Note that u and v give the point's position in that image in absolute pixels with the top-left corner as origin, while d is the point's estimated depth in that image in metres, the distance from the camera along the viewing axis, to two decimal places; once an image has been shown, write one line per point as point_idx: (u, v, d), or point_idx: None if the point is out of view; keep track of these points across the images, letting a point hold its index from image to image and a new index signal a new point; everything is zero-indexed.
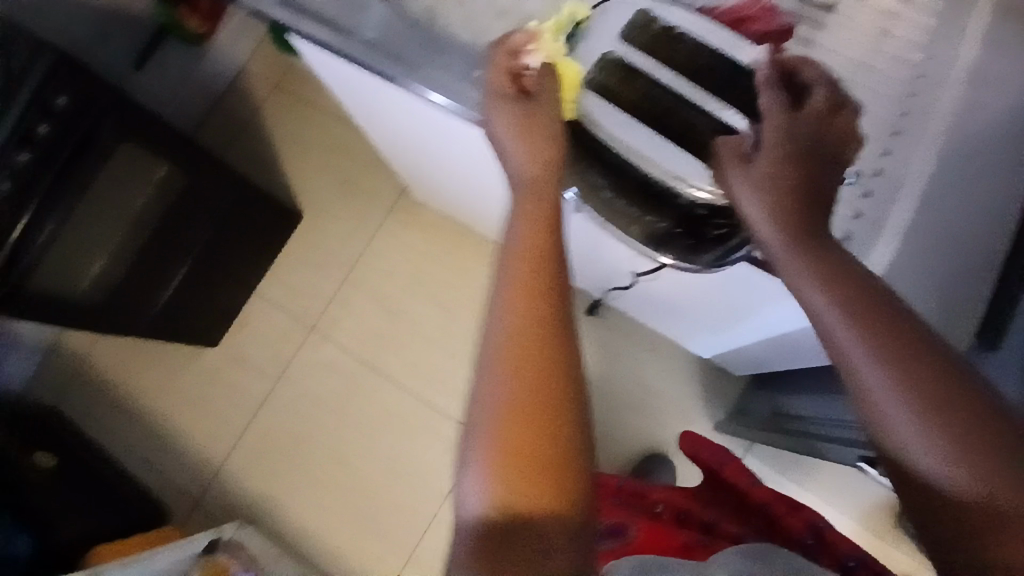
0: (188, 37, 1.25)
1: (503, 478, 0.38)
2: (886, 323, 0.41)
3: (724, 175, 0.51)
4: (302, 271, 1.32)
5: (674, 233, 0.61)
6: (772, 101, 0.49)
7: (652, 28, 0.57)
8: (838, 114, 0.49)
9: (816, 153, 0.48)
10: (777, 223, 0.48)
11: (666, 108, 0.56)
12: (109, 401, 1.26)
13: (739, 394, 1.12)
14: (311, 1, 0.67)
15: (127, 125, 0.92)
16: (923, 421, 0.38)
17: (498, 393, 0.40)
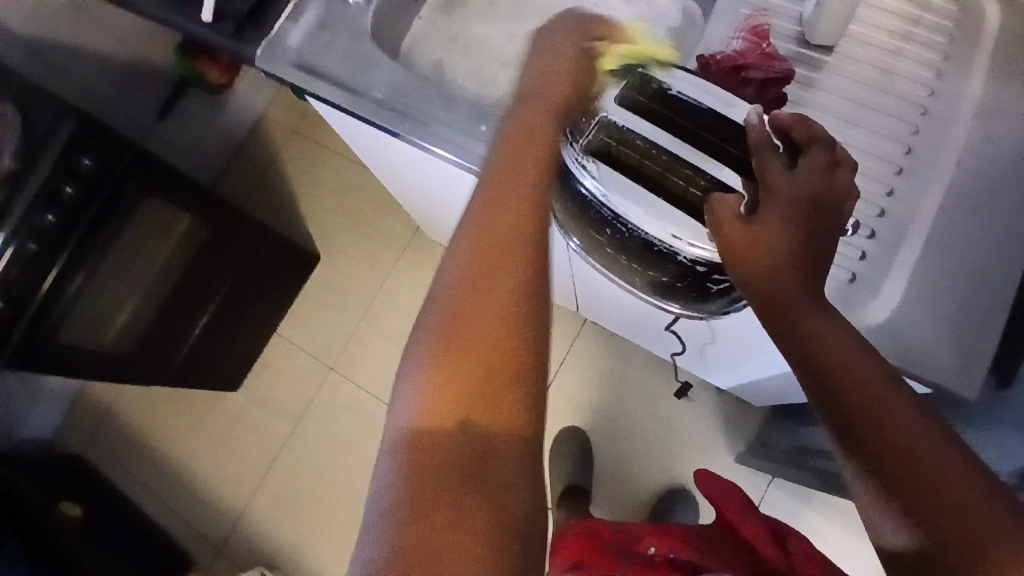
0: (208, 89, 1.30)
1: (437, 393, 0.37)
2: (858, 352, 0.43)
3: (720, 226, 0.48)
4: (321, 313, 1.34)
5: (676, 286, 0.60)
6: (767, 158, 0.48)
7: (649, 88, 0.55)
8: (837, 171, 0.47)
9: (821, 210, 0.46)
10: (781, 282, 0.45)
11: (663, 166, 0.53)
12: (137, 449, 1.32)
13: (757, 426, 1.17)
14: (326, 66, 0.70)
15: (150, 181, 0.96)
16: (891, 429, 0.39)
17: (454, 304, 0.39)
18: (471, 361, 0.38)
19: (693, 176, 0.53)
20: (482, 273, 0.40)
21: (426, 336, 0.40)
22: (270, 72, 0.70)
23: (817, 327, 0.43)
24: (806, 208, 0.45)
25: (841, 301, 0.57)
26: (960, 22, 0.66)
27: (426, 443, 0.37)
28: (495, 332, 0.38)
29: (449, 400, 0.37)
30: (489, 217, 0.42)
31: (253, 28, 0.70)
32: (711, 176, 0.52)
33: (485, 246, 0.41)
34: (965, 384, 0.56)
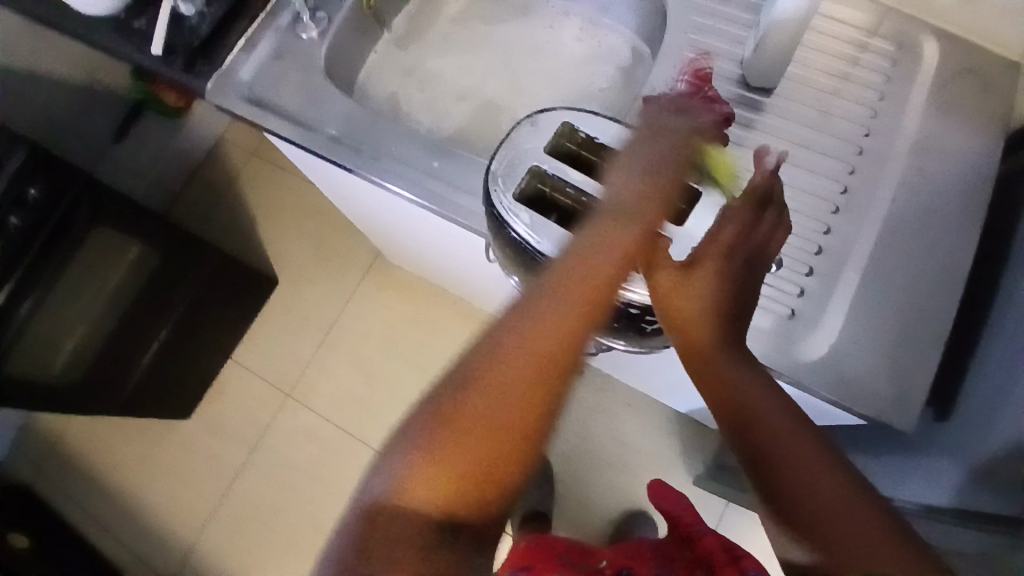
0: (165, 110, 1.28)
1: (431, 477, 0.40)
2: (762, 384, 0.47)
3: (653, 269, 0.48)
4: (279, 337, 1.32)
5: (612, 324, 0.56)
6: (736, 209, 0.49)
7: (575, 137, 0.57)
8: (775, 235, 0.50)
9: (754, 272, 0.49)
10: (711, 323, 0.47)
11: (596, 214, 0.55)
12: (85, 480, 1.28)
13: (714, 448, 1.19)
14: (278, 98, 0.70)
15: (101, 207, 0.94)
16: (790, 442, 0.44)
17: (474, 395, 0.42)
18: (471, 450, 0.41)
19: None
20: (517, 376, 0.42)
21: (426, 410, 0.42)
22: (220, 105, 0.69)
23: (730, 370, 0.47)
24: (740, 269, 0.48)
25: (781, 335, 0.59)
26: (897, 60, 0.68)
27: (414, 514, 0.40)
28: (508, 426, 0.41)
29: (447, 480, 0.40)
30: (540, 323, 0.43)
31: (205, 61, 0.70)
32: None
33: (536, 348, 0.43)
34: (903, 417, 0.58)
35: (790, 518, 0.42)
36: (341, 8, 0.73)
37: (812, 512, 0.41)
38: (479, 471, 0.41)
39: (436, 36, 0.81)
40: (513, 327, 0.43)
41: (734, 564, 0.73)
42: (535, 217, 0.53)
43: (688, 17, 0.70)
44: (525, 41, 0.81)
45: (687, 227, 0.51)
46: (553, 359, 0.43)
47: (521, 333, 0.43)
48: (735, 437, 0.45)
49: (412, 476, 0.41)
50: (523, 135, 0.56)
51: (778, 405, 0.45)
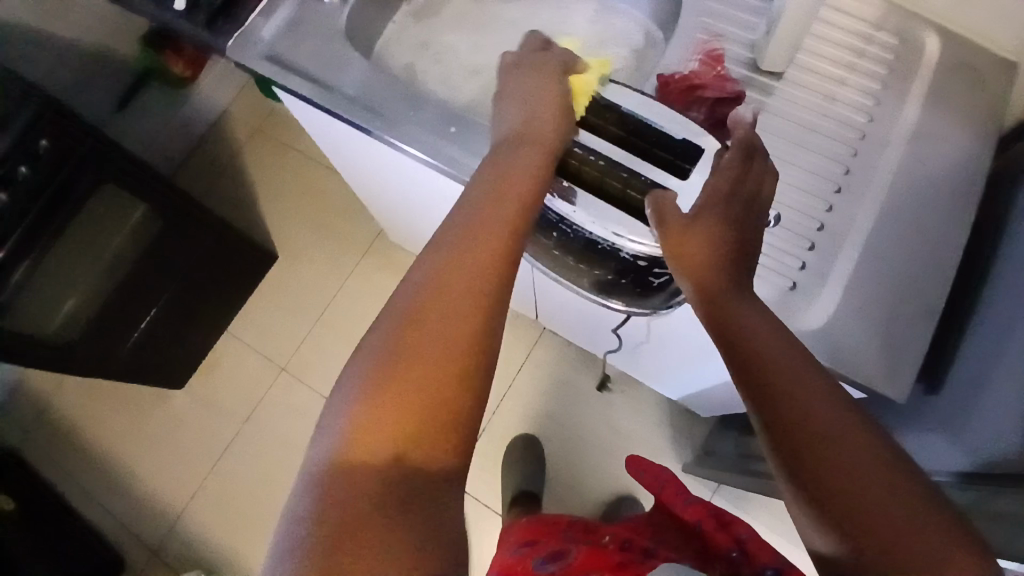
0: (170, 79, 1.28)
1: (376, 413, 0.39)
2: (775, 336, 0.47)
3: (662, 220, 0.51)
4: (275, 312, 1.32)
5: (620, 282, 0.63)
6: (729, 156, 0.52)
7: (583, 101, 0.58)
8: (765, 179, 0.53)
9: (751, 217, 0.51)
10: (716, 270, 0.49)
11: (601, 172, 0.56)
12: (72, 444, 1.27)
13: (703, 436, 1.21)
14: (297, 58, 0.71)
15: (109, 170, 0.94)
16: (804, 394, 0.43)
17: (405, 332, 0.41)
18: (416, 381, 0.40)
19: (631, 177, 0.56)
20: (444, 292, 0.42)
21: (364, 356, 0.41)
22: (240, 63, 0.70)
23: (745, 320, 0.47)
24: (739, 210, 0.51)
25: (781, 305, 0.61)
26: (899, 53, 0.71)
27: (358, 456, 0.38)
28: (444, 351, 0.40)
29: (394, 414, 0.39)
30: (464, 256, 0.44)
31: (226, 18, 0.71)
32: (646, 177, 0.55)
33: (463, 281, 0.43)
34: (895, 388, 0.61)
35: (800, 467, 0.41)
36: None
37: (833, 472, 0.40)
38: (433, 400, 0.39)
39: (453, 11, 0.83)
40: (442, 264, 0.44)
41: (725, 530, 0.75)
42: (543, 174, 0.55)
43: (702, 4, 0.72)
44: (541, 20, 0.83)
45: (690, 181, 0.54)
46: (478, 297, 0.43)
47: (447, 267, 0.44)
48: (746, 384, 0.45)
49: (360, 416, 0.39)
50: None
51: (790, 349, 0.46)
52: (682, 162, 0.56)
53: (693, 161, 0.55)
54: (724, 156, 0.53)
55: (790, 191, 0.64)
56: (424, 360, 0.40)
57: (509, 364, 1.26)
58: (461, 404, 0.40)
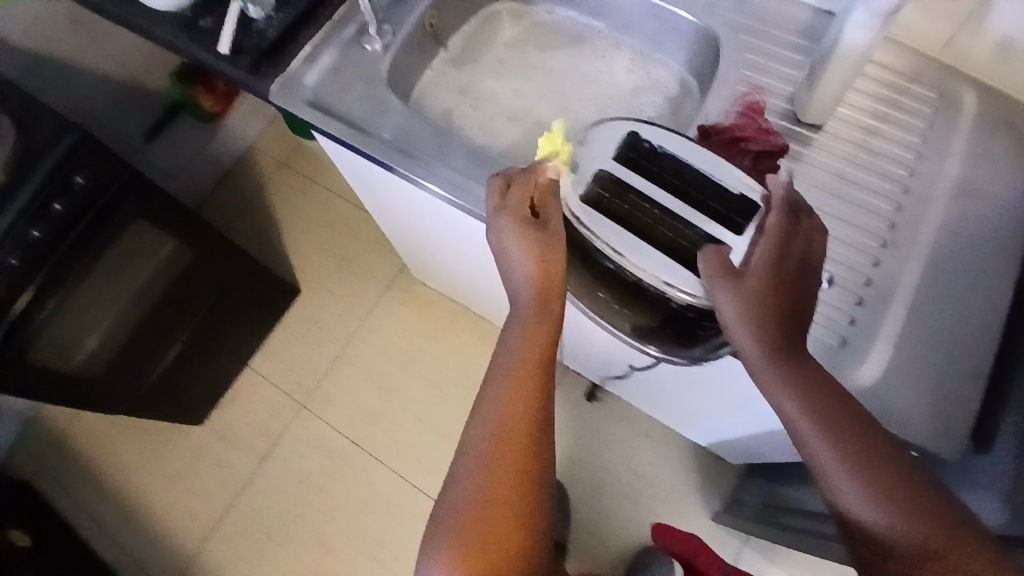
0: (200, 114, 1.30)
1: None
2: (828, 395, 0.47)
3: (712, 278, 0.50)
4: (296, 348, 1.32)
5: (662, 328, 0.57)
6: (772, 220, 0.51)
7: (639, 147, 0.58)
8: (816, 236, 0.50)
9: (805, 274, 0.49)
10: (763, 335, 0.47)
11: (654, 218, 0.56)
12: (87, 478, 1.25)
13: (730, 483, 1.18)
14: (339, 104, 0.72)
15: (144, 204, 0.94)
16: (857, 456, 0.44)
17: (466, 541, 0.45)
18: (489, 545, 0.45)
19: (683, 228, 0.55)
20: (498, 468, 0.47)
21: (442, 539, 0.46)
22: (283, 108, 0.71)
23: (800, 380, 0.47)
24: (793, 271, 0.49)
25: (830, 362, 0.61)
26: (939, 107, 0.71)
27: None
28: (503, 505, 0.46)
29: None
30: (492, 459, 0.47)
31: (270, 64, 0.71)
32: (700, 230, 0.54)
33: (498, 477, 0.47)
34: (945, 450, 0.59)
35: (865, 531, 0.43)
36: (403, 24, 0.76)
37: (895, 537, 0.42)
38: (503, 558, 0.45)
39: (491, 60, 0.85)
40: (472, 467, 0.47)
41: None
42: (598, 216, 0.55)
43: (740, 55, 0.71)
44: (579, 68, 0.83)
45: (745, 236, 0.53)
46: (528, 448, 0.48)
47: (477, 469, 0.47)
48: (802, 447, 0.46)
49: None
50: (588, 148, 0.58)
51: (844, 408, 0.46)
52: (735, 218, 0.55)
53: (748, 216, 0.55)
54: (769, 218, 0.51)
55: (836, 246, 0.64)
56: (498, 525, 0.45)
57: None
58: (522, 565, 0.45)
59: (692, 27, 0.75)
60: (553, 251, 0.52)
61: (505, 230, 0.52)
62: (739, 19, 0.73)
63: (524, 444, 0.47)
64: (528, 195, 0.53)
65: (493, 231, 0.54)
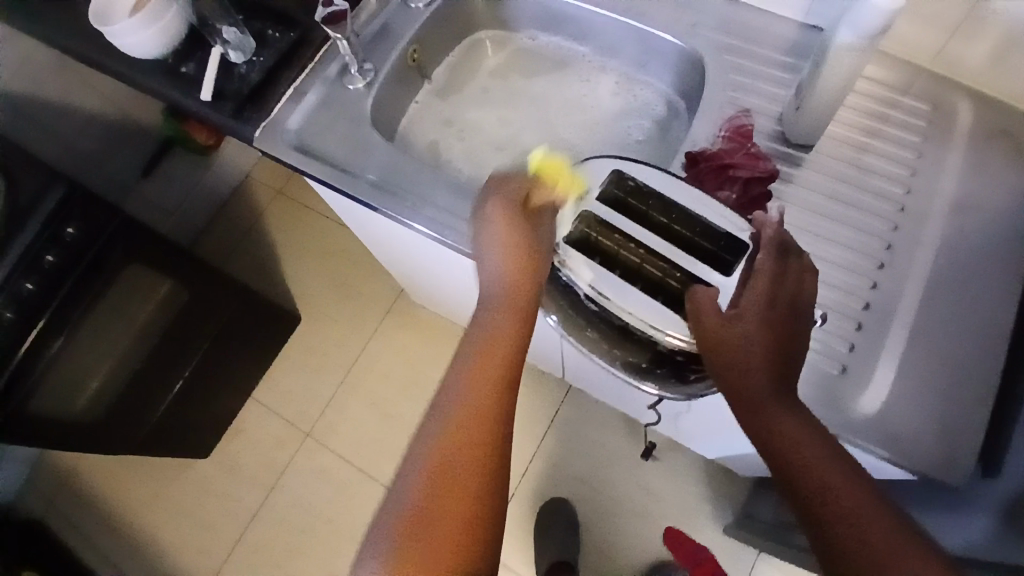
0: (194, 147, 1.30)
1: (437, 469, 0.43)
2: (813, 434, 0.45)
3: (700, 319, 0.49)
4: (299, 377, 1.31)
5: (654, 370, 0.57)
6: (762, 259, 0.50)
7: (626, 184, 0.57)
8: (804, 278, 0.50)
9: (796, 317, 0.48)
10: (754, 371, 0.47)
11: (641, 257, 0.55)
12: (97, 516, 1.26)
13: (740, 496, 1.17)
14: (323, 146, 0.71)
15: (134, 247, 0.96)
16: (837, 488, 0.42)
17: (464, 390, 0.46)
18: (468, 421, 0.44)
19: (670, 268, 0.54)
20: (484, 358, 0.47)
21: (428, 424, 0.45)
22: (268, 152, 0.70)
23: (788, 422, 0.46)
24: (782, 314, 0.48)
25: (831, 390, 0.59)
26: (932, 120, 0.69)
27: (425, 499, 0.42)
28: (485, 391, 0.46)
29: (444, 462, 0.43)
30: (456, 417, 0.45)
31: (253, 108, 0.71)
32: (687, 270, 0.53)
33: (475, 388, 0.46)
34: (950, 476, 0.57)
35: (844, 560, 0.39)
36: (385, 60, 0.75)
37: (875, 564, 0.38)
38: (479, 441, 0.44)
39: (475, 90, 0.84)
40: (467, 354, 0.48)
41: None
42: (583, 259, 0.54)
43: (727, 76, 0.70)
44: (564, 94, 0.82)
45: (733, 278, 0.52)
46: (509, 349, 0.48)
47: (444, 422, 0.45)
48: (782, 481, 0.45)
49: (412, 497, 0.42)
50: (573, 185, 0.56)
51: (830, 455, 0.44)
52: (726, 255, 0.54)
53: (737, 254, 0.54)
54: (758, 257, 0.51)
55: (832, 270, 0.63)
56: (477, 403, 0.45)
57: (536, 424, 1.25)
58: (466, 510, 0.42)
59: (677, 49, 0.75)
60: (534, 248, 0.52)
61: (487, 224, 0.52)
62: (723, 39, 0.72)
63: (503, 361, 0.47)
64: (529, 189, 0.54)
65: (472, 225, 0.54)
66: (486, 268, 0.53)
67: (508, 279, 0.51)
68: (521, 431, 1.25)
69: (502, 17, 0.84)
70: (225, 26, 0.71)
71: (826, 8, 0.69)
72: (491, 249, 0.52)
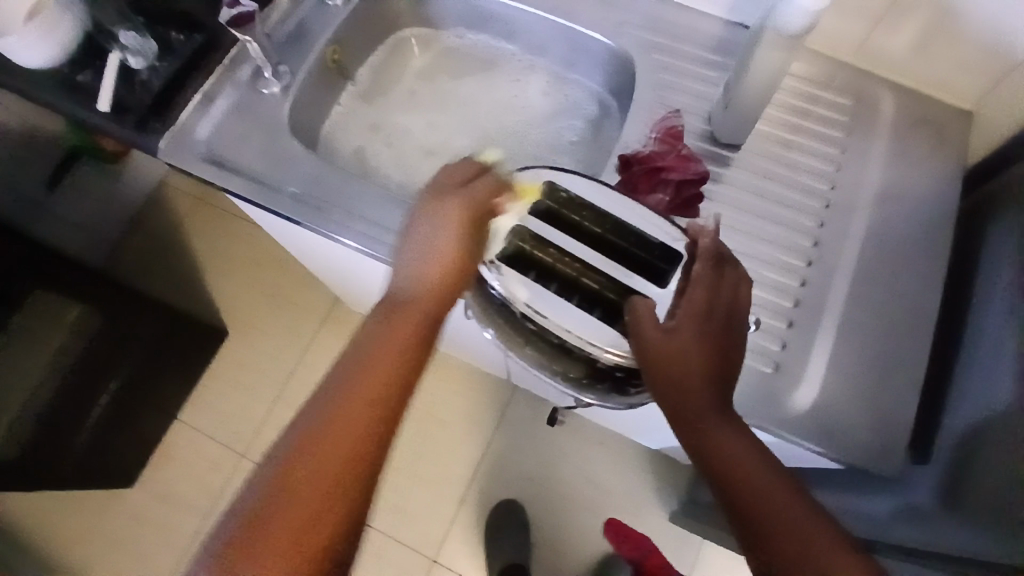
0: (103, 155, 1.21)
1: (299, 470, 0.44)
2: (748, 445, 0.46)
3: (639, 333, 0.48)
4: (233, 394, 1.25)
5: (593, 385, 0.55)
6: (698, 269, 0.50)
7: (557, 194, 0.55)
8: (740, 287, 0.49)
9: (731, 328, 0.48)
10: (691, 385, 0.47)
11: (577, 270, 0.54)
12: (20, 558, 1.17)
13: (688, 484, 1.19)
14: (237, 156, 0.66)
15: (38, 273, 0.96)
16: (770, 498, 0.44)
17: (340, 406, 0.46)
18: (337, 429, 0.45)
19: (604, 279, 0.53)
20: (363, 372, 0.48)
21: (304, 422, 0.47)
22: (176, 165, 0.65)
23: (724, 435, 0.46)
24: (718, 326, 0.48)
25: (767, 389, 0.60)
26: (855, 114, 0.70)
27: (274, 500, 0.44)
28: (357, 406, 0.46)
29: (309, 462, 0.45)
30: (341, 410, 0.46)
31: (157, 118, 0.66)
32: (621, 283, 0.52)
33: (350, 406, 0.46)
34: (885, 465, 0.58)
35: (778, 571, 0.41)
36: (302, 63, 0.71)
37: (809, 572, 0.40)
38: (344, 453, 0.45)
39: (400, 92, 0.81)
40: (354, 364, 0.48)
41: None
42: (517, 275, 0.53)
43: (655, 76, 0.70)
44: (492, 95, 0.80)
45: (669, 289, 0.52)
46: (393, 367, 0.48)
47: (307, 437, 0.45)
48: (719, 493, 0.46)
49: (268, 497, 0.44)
50: None
51: (764, 464, 0.46)
52: (660, 264, 0.54)
53: (671, 262, 0.53)
54: (693, 267, 0.50)
55: (762, 269, 0.63)
56: (349, 416, 0.46)
57: (484, 427, 1.23)
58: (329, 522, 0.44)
59: (606, 48, 0.73)
60: (466, 255, 0.51)
61: (433, 217, 0.51)
62: (650, 37, 0.71)
63: (390, 385, 0.48)
64: (495, 195, 0.53)
65: (419, 204, 0.52)
66: (415, 257, 0.51)
67: (431, 273, 0.50)
68: (470, 435, 1.23)
69: (426, 14, 0.81)
70: (122, 29, 0.65)
71: (749, 5, 0.69)
72: (428, 240, 0.51)
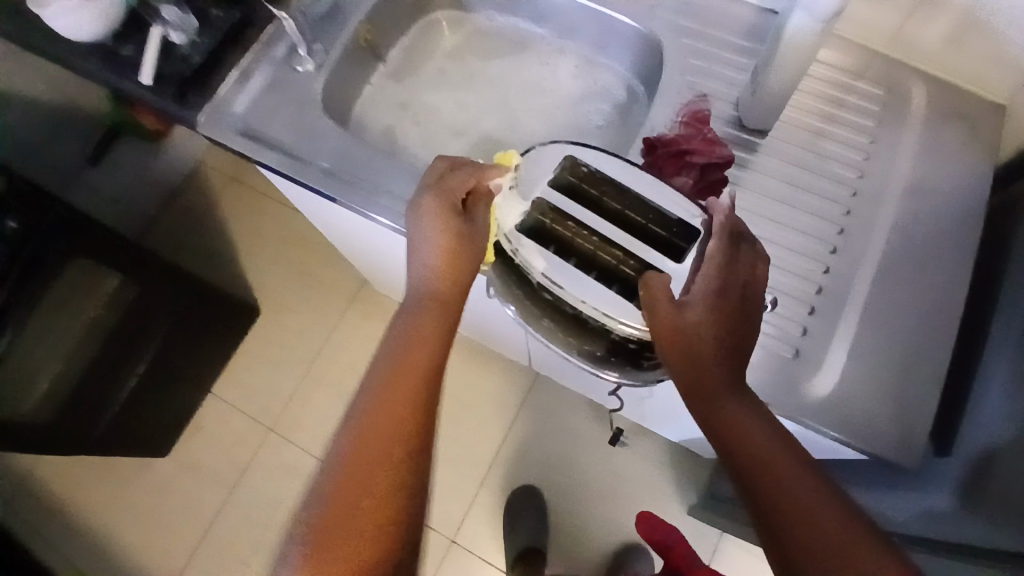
0: (143, 133, 1.25)
1: (374, 425, 0.46)
2: (757, 419, 0.47)
3: (652, 306, 0.49)
4: (262, 371, 1.29)
5: (609, 357, 0.56)
6: (714, 247, 0.50)
7: (578, 170, 0.56)
8: (756, 266, 0.50)
9: (745, 305, 0.48)
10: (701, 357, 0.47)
11: (595, 245, 0.54)
12: (55, 519, 1.22)
13: (707, 477, 1.19)
14: (273, 131, 0.69)
15: (81, 244, 0.93)
16: (775, 467, 0.44)
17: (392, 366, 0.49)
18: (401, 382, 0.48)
19: (624, 255, 0.54)
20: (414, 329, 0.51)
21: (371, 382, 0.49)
22: (213, 138, 0.67)
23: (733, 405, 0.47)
24: (733, 301, 0.48)
25: (786, 374, 0.60)
26: (887, 103, 0.70)
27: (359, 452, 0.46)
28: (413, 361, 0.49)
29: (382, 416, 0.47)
30: (392, 379, 0.48)
31: (196, 92, 0.68)
32: (640, 258, 0.53)
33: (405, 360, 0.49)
34: (903, 455, 0.58)
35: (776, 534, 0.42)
36: (336, 42, 0.73)
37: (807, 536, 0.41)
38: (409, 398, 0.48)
39: (431, 73, 0.82)
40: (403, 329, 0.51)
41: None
42: (536, 248, 0.53)
43: (684, 60, 0.70)
44: (521, 77, 0.81)
45: (684, 264, 0.52)
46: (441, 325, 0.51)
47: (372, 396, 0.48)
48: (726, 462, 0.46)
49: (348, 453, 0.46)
50: (528, 167, 0.55)
51: (771, 435, 0.46)
52: (679, 242, 0.54)
53: (690, 240, 0.54)
54: (710, 245, 0.51)
55: (786, 255, 0.63)
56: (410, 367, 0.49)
57: (504, 413, 1.24)
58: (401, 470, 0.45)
59: (635, 32, 0.74)
60: (464, 240, 0.53)
61: (422, 214, 0.53)
62: (680, 22, 0.71)
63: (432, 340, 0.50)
64: (478, 179, 0.54)
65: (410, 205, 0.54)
66: (420, 255, 0.53)
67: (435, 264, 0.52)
68: (490, 419, 1.24)
69: None
70: (165, 4, 0.67)
71: None
72: (426, 238, 0.53)
